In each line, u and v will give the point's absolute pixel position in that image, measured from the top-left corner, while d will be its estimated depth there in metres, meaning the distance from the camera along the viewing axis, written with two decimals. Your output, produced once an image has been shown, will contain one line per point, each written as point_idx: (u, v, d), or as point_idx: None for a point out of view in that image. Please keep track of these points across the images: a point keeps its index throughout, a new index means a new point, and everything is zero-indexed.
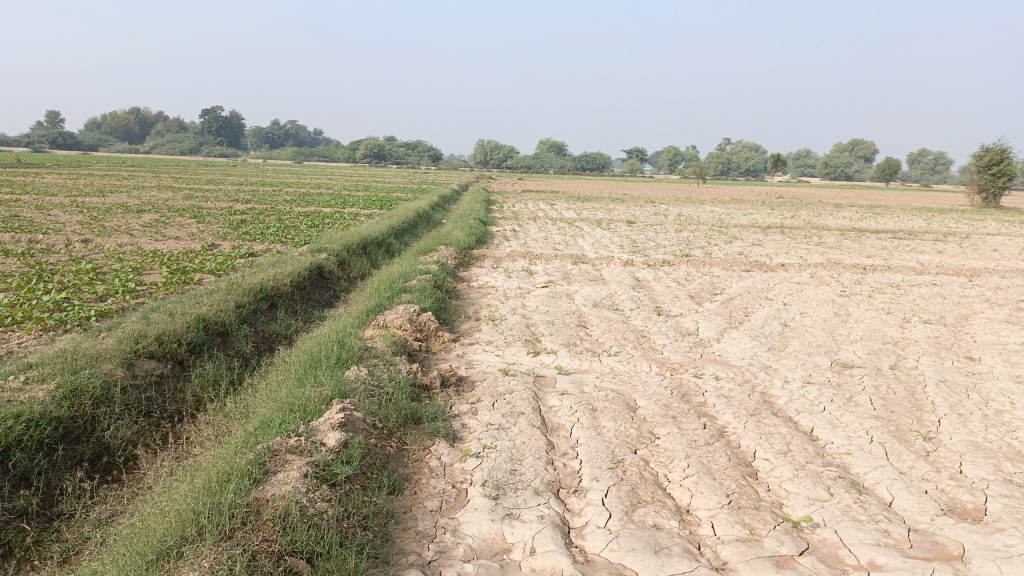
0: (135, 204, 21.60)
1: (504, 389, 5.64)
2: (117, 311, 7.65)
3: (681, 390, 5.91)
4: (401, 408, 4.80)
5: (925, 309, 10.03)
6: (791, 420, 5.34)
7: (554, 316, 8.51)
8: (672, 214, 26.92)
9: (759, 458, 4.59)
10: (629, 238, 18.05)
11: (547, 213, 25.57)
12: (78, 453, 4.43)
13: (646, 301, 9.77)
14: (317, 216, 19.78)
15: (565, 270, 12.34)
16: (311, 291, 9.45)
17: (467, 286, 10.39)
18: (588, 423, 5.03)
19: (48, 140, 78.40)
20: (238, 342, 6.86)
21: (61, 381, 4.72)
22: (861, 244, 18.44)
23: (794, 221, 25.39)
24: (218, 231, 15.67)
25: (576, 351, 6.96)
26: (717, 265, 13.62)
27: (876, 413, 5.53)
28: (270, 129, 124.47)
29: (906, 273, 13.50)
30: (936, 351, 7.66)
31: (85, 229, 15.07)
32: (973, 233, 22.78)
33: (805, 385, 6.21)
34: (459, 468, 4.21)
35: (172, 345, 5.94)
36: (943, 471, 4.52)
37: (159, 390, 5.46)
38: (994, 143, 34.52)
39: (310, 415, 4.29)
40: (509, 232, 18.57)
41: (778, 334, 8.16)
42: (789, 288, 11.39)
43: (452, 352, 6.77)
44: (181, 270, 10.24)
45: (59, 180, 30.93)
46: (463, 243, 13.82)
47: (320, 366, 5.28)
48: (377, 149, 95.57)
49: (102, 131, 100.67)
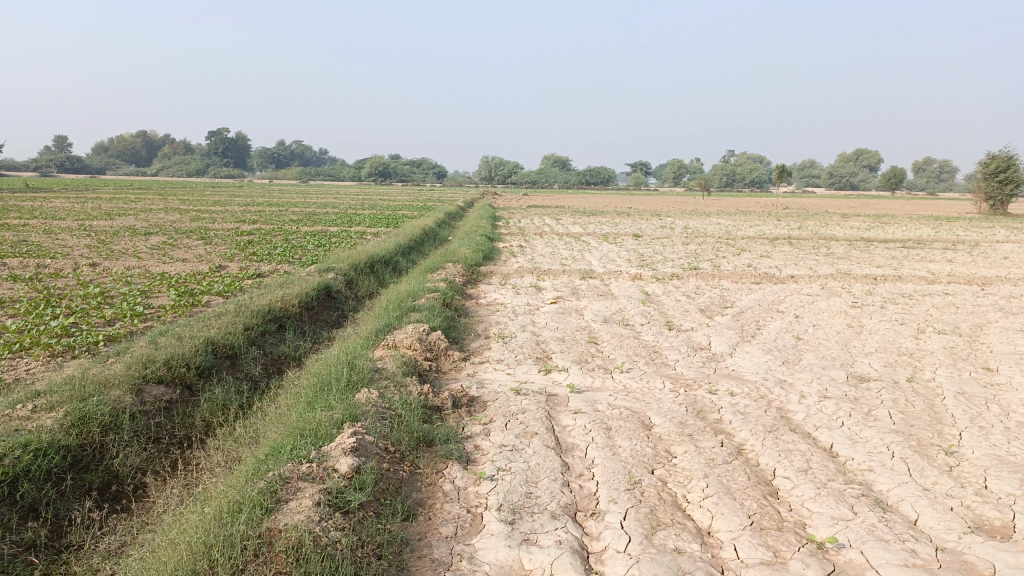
0: (143, 226, 21.70)
1: (516, 408, 5.57)
2: (125, 335, 7.62)
3: (696, 407, 5.82)
4: (413, 431, 4.73)
5: (939, 319, 9.92)
6: (809, 436, 5.25)
7: (565, 332, 8.44)
8: (679, 227, 26.87)
9: (780, 476, 4.50)
10: (636, 252, 17.99)
11: (554, 228, 25.56)
12: (87, 482, 4.37)
13: (657, 315, 9.70)
14: (324, 236, 19.80)
15: (574, 285, 12.29)
16: (319, 311, 9.41)
17: (476, 303, 10.34)
18: (603, 443, 4.95)
19: (56, 164, 78.99)
20: (246, 365, 6.81)
21: (69, 409, 4.67)
22: (871, 254, 18.34)
23: (801, 232, 25.28)
24: (225, 252, 15.68)
25: (588, 368, 6.88)
26: (726, 278, 13.54)
27: (896, 428, 5.43)
28: (276, 150, 125.27)
29: (918, 283, 13.40)
30: (953, 362, 7.56)
31: (93, 253, 15.08)
32: (982, 241, 22.66)
33: (822, 399, 6.12)
34: (474, 492, 4.13)
35: (180, 369, 5.89)
36: (968, 487, 4.42)
37: (168, 415, 5.40)
38: (1001, 152, 34.44)
39: (321, 440, 4.22)
40: (516, 247, 18.54)
41: (791, 347, 8.07)
42: (800, 300, 11.30)
43: (463, 371, 6.70)
44: (189, 293, 10.22)
45: (67, 203, 31.11)
46: (471, 260, 13.79)
47: (330, 389, 5.22)
48: (382, 167, 95.97)
49: (110, 155, 101.45)
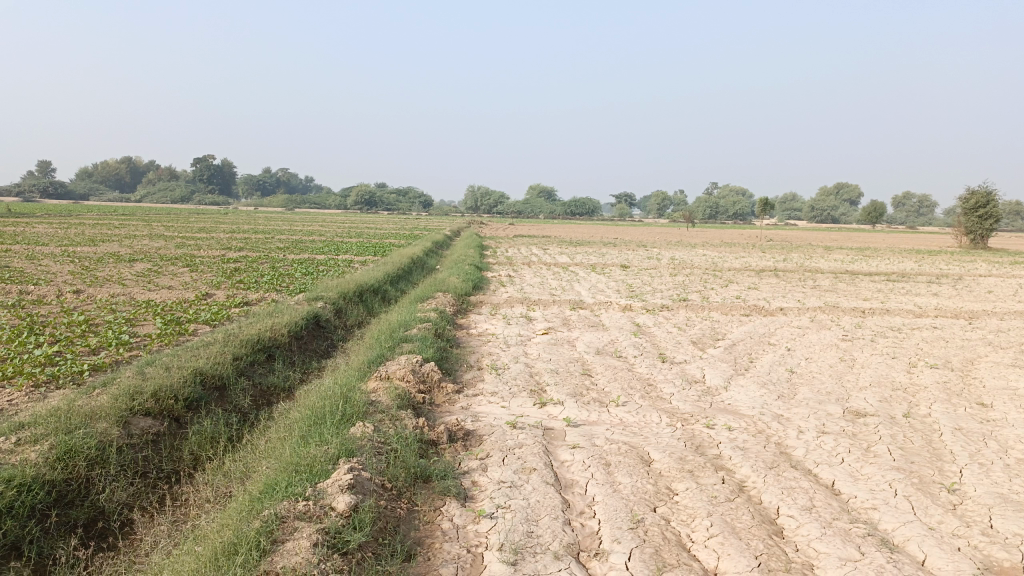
0: (127, 252, 21.49)
1: (513, 443, 5.46)
2: (110, 364, 7.47)
3: (695, 442, 5.74)
4: (410, 466, 4.62)
5: (929, 353, 9.93)
6: (810, 473, 5.18)
7: (558, 364, 8.37)
8: (666, 258, 26.90)
9: (783, 514, 4.43)
10: (625, 283, 17.97)
11: (541, 258, 25.57)
12: (72, 518, 4.23)
13: (649, 348, 9.64)
14: (311, 264, 19.69)
15: (565, 316, 12.23)
16: (308, 341, 9.28)
17: (467, 334, 10.25)
18: (603, 479, 4.86)
19: (40, 190, 78.61)
20: (235, 396, 6.67)
21: (54, 442, 4.53)
22: (857, 287, 18.43)
23: (786, 264, 25.43)
24: (211, 280, 15.52)
25: (583, 401, 6.80)
26: (716, 310, 13.53)
27: (897, 464, 5.38)
28: (262, 177, 125.44)
29: (905, 317, 13.46)
30: (947, 397, 7.54)
31: (77, 279, 14.89)
32: (966, 275, 22.82)
33: (820, 434, 6.06)
34: (473, 531, 4.02)
35: (168, 401, 5.75)
36: (974, 526, 4.36)
37: (155, 448, 5.26)
38: (982, 186, 34.99)
39: (317, 476, 4.11)
40: (504, 277, 18.49)
41: (785, 381, 8.03)
42: (791, 333, 11.28)
43: (456, 403, 6.60)
44: (175, 321, 10.08)
45: (49, 228, 30.89)
46: (461, 290, 13.72)
47: (324, 423, 5.09)
48: (369, 196, 96.05)
49: (93, 180, 101.03)
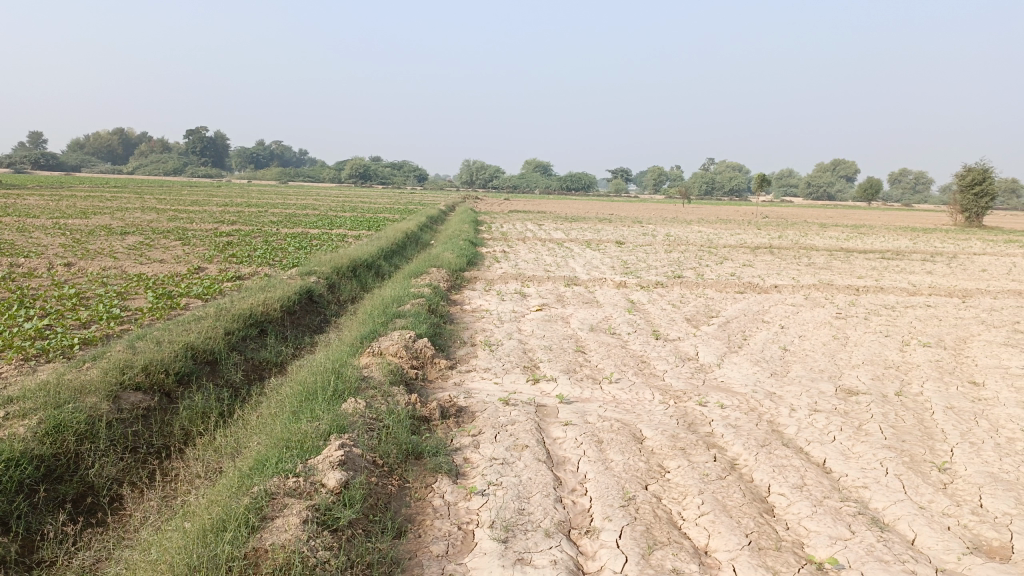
0: (119, 225, 21.34)
1: (505, 420, 5.45)
2: (101, 338, 7.43)
3: (687, 420, 5.74)
4: (401, 443, 4.60)
5: (923, 331, 9.94)
6: (802, 451, 5.19)
7: (551, 340, 8.35)
8: (661, 235, 26.85)
9: (775, 493, 4.43)
10: (620, 259, 17.94)
11: (536, 233, 25.49)
12: (61, 493, 4.21)
13: (643, 324, 9.62)
14: (305, 238, 19.57)
15: (559, 292, 12.20)
16: (301, 316, 9.25)
17: (461, 310, 10.21)
18: (595, 456, 4.85)
19: (31, 161, 77.95)
20: (227, 370, 6.65)
21: (43, 416, 4.50)
22: (852, 265, 18.42)
23: (782, 241, 25.38)
24: (203, 253, 15.43)
25: (576, 378, 6.78)
26: (710, 287, 13.52)
27: (888, 443, 5.39)
28: (256, 149, 124.56)
29: (899, 295, 13.46)
30: (939, 376, 7.55)
31: (68, 252, 14.78)
32: (960, 253, 22.83)
33: (812, 413, 6.06)
34: (465, 508, 4.01)
35: (159, 376, 5.72)
36: (964, 505, 4.37)
37: (145, 423, 5.24)
38: (978, 164, 34.92)
39: (308, 452, 4.08)
40: (499, 252, 18.43)
41: (779, 358, 8.02)
42: (785, 310, 11.27)
43: (449, 380, 6.58)
44: (167, 295, 10.02)
45: (41, 201, 30.66)
46: (455, 265, 13.66)
47: (316, 398, 5.06)
48: (364, 170, 95.54)
49: (85, 152, 100.18)
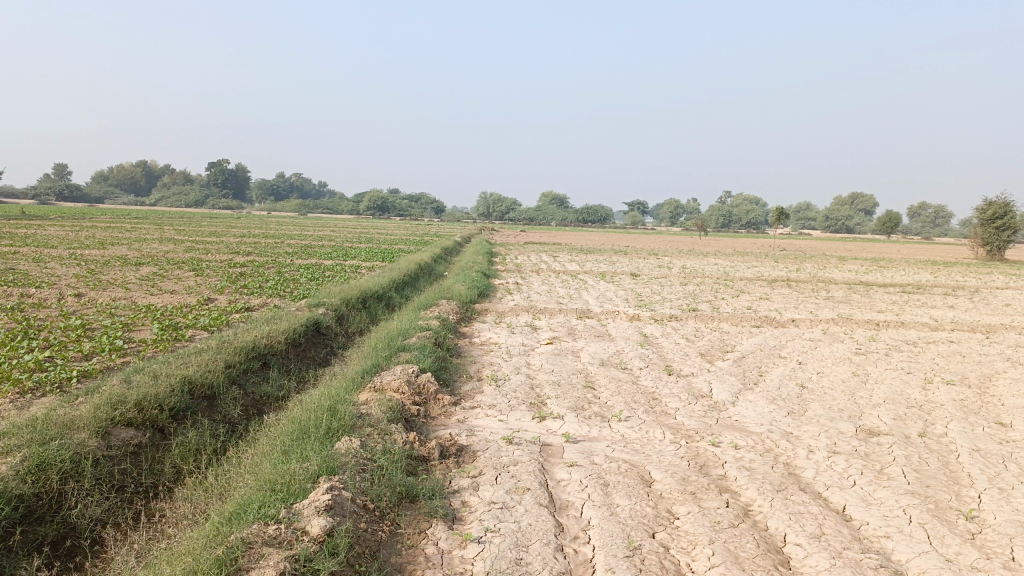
0: (135, 256, 21.40)
1: (507, 460, 5.22)
2: (101, 371, 7.30)
3: (699, 461, 5.48)
4: (395, 485, 4.39)
5: (946, 368, 9.62)
6: (820, 497, 4.91)
7: (560, 375, 8.12)
8: (677, 267, 26.56)
9: (790, 543, 4.16)
10: (634, 292, 17.72)
11: (550, 265, 25.32)
12: (39, 536, 4.03)
13: (656, 359, 9.38)
14: (318, 269, 19.49)
15: (571, 326, 11.98)
16: (306, 348, 9.08)
17: (470, 343, 10.02)
18: (600, 500, 4.61)
19: (54, 191, 79.11)
20: (225, 406, 6.46)
21: (27, 454, 4.34)
22: (871, 299, 18.05)
23: (799, 274, 25.03)
24: (216, 284, 15.38)
25: (584, 416, 6.54)
26: (726, 320, 13.26)
27: (911, 488, 5.10)
28: (275, 181, 126.16)
29: (921, 330, 13.13)
30: (964, 416, 7.23)
31: (80, 283, 14.77)
32: (983, 288, 22.37)
33: (831, 454, 5.79)
34: (459, 557, 3.79)
35: (152, 411, 5.54)
36: (994, 559, 4.07)
37: (135, 461, 5.05)
38: (997, 197, 34.57)
39: (294, 496, 3.89)
40: (512, 284, 18.26)
41: (795, 396, 7.73)
42: (803, 345, 10.97)
43: (453, 416, 6.37)
44: (172, 326, 9.90)
45: (60, 230, 31.03)
46: (465, 297, 13.49)
47: (308, 438, 4.86)
48: (381, 202, 96.14)
49: (109, 183, 101.68)
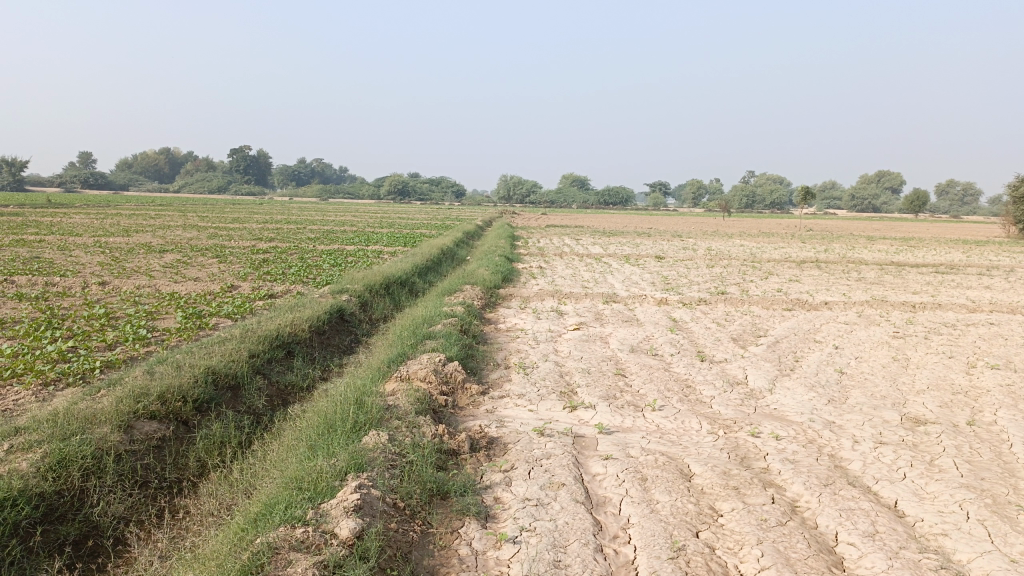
0: (159, 243, 21.41)
1: (540, 453, 5.02)
2: (125, 361, 7.20)
3: (739, 453, 5.26)
4: (425, 482, 4.22)
5: (989, 352, 9.28)
6: (870, 491, 4.68)
7: (589, 363, 7.90)
8: (702, 249, 26.13)
9: (843, 542, 3.94)
10: (660, 274, 17.43)
11: (574, 248, 25.05)
12: (61, 535, 3.91)
13: (687, 345, 9.13)
14: (340, 255, 19.37)
15: (598, 310, 11.76)
16: (331, 336, 8.95)
17: (495, 330, 9.82)
18: (639, 497, 4.40)
19: (80, 180, 80.08)
20: (249, 396, 6.32)
21: (47, 450, 4.20)
22: (904, 280, 17.64)
23: (827, 255, 24.57)
24: (239, 271, 15.29)
25: (617, 405, 6.33)
26: (756, 304, 12.96)
27: (965, 481, 4.84)
28: (296, 167, 126.60)
29: (959, 311, 12.75)
30: (1013, 402, 6.93)
31: (105, 271, 14.72)
32: (1019, 267, 21.80)
33: (878, 445, 5.54)
34: (494, 558, 3.60)
35: (176, 404, 5.40)
36: None
37: (159, 455, 4.92)
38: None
39: (321, 495, 3.73)
40: (536, 268, 18.01)
41: (835, 383, 7.47)
42: (837, 329, 10.66)
43: (481, 406, 6.20)
44: (196, 315, 9.80)
45: (84, 219, 31.30)
46: (490, 282, 13.30)
47: (335, 432, 4.69)
48: (402, 186, 96.11)
49: (132, 171, 102.59)
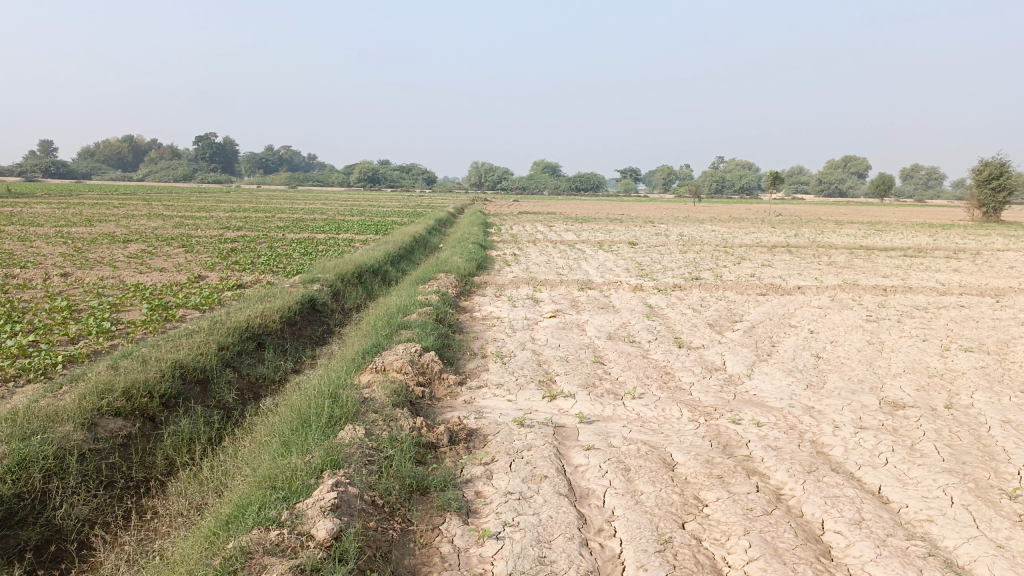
0: (123, 233, 20.90)
1: (520, 445, 4.91)
2: (88, 356, 6.96)
3: (721, 441, 5.20)
4: (405, 477, 4.09)
5: (961, 334, 9.34)
6: (853, 478, 4.64)
7: (567, 351, 7.81)
8: (673, 235, 26.16)
9: (830, 531, 3.89)
10: (634, 260, 17.38)
11: (546, 235, 24.91)
12: (21, 540, 3.73)
13: (664, 331, 9.07)
14: (310, 244, 19.05)
15: (573, 297, 11.66)
16: (302, 326, 8.76)
17: (470, 318, 9.67)
18: (622, 488, 4.31)
19: (41, 170, 78.15)
20: (219, 391, 6.14)
21: (6, 450, 4.01)
22: (874, 263, 17.79)
23: (797, 240, 24.70)
24: (206, 261, 14.94)
25: (596, 394, 6.24)
26: (730, 289, 12.95)
27: (947, 466, 4.82)
28: (264, 155, 124.88)
29: (929, 294, 12.85)
30: (988, 384, 6.97)
31: (67, 262, 14.28)
32: (983, 249, 22.09)
33: (858, 430, 5.51)
34: (477, 556, 3.49)
35: (142, 399, 5.21)
36: None
37: (124, 453, 4.74)
38: (994, 157, 34.21)
39: (296, 495, 3.58)
40: (510, 255, 17.85)
41: (812, 367, 7.45)
42: (812, 313, 10.69)
43: (459, 397, 6.07)
44: (163, 307, 9.53)
45: (46, 208, 30.52)
46: (463, 270, 13.13)
47: (309, 427, 4.54)
48: (371, 173, 95.12)
49: (95, 159, 100.36)
